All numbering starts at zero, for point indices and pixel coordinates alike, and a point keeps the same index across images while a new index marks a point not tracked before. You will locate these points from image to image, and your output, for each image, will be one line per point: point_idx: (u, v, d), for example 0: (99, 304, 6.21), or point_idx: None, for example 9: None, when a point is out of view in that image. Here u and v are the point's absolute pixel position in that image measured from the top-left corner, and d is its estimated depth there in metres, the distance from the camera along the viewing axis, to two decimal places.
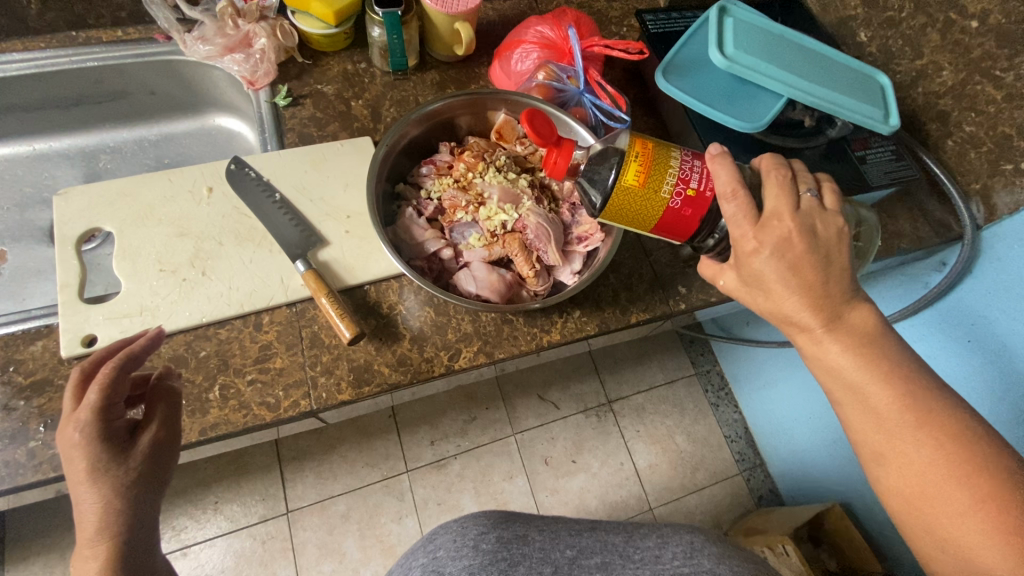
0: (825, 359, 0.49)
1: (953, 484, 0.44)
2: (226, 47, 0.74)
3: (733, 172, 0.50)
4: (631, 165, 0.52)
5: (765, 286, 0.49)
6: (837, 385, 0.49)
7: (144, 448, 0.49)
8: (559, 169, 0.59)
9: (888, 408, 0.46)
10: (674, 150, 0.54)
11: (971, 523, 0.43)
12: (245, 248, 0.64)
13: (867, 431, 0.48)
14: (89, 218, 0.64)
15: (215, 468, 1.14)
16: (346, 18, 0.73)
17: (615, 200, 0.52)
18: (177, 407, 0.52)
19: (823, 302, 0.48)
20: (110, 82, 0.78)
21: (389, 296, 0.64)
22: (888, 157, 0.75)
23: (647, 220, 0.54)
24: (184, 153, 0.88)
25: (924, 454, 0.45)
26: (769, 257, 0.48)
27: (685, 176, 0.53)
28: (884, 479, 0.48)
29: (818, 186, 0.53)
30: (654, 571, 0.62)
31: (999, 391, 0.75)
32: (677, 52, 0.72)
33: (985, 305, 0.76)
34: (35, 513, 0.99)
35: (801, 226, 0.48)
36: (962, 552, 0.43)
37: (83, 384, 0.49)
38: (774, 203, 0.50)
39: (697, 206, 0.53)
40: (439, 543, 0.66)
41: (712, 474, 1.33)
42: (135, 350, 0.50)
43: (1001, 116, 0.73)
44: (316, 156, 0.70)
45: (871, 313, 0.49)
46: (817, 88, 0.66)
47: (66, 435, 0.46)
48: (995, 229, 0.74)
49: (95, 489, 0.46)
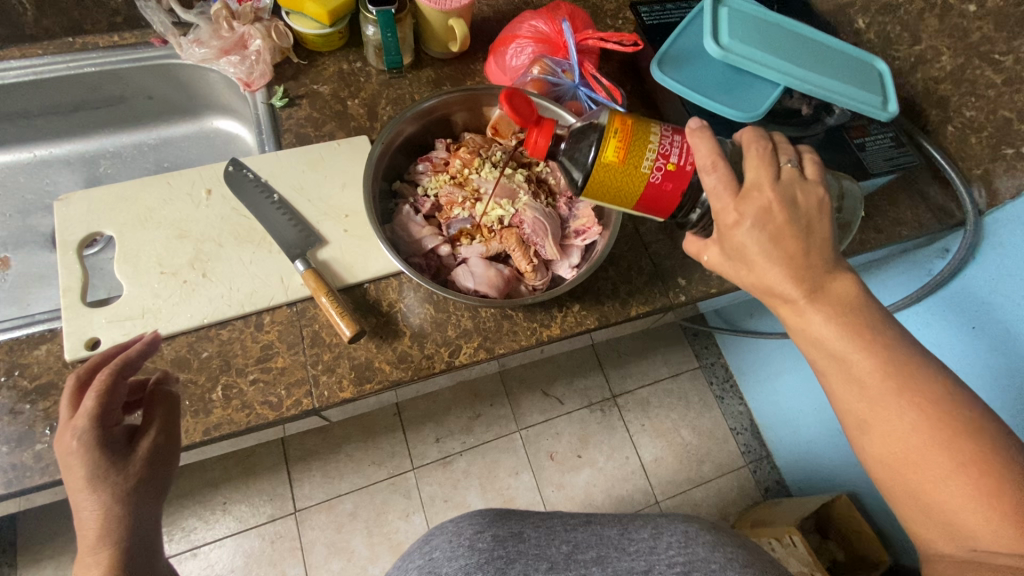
0: (808, 329, 0.48)
1: (936, 449, 0.44)
2: (222, 49, 0.74)
3: (712, 145, 0.49)
4: (609, 142, 0.51)
5: (748, 260, 0.48)
6: (820, 355, 0.49)
7: (143, 453, 0.49)
8: (540, 148, 0.57)
9: (870, 376, 0.46)
10: (654, 125, 0.53)
11: (954, 487, 0.43)
12: (244, 249, 0.65)
13: (851, 400, 0.47)
14: (89, 223, 0.65)
15: (223, 469, 1.15)
16: (341, 17, 0.73)
17: (596, 176, 0.52)
18: (176, 411, 0.53)
19: (804, 273, 0.47)
20: (109, 87, 0.79)
21: (389, 294, 0.64)
22: (887, 143, 0.75)
23: (628, 196, 0.53)
24: (183, 156, 0.88)
25: (907, 421, 0.45)
26: (751, 228, 0.47)
27: (665, 150, 0.52)
28: (869, 447, 0.47)
29: (799, 157, 0.52)
30: (649, 563, 0.62)
31: (1003, 377, 0.75)
32: (671, 43, 0.72)
33: (988, 292, 0.75)
34: (46, 516, 1.01)
35: (782, 197, 0.48)
36: (944, 515, 0.44)
37: (79, 391, 0.49)
38: (755, 173, 0.49)
39: (678, 180, 0.52)
40: (436, 544, 0.67)
41: (717, 467, 1.33)
42: (131, 356, 0.51)
43: (1001, 100, 0.72)
44: (313, 156, 0.70)
45: (853, 283, 0.48)
46: (814, 77, 0.66)
47: (63, 443, 0.47)
48: (997, 215, 0.73)
49: (95, 496, 0.46)
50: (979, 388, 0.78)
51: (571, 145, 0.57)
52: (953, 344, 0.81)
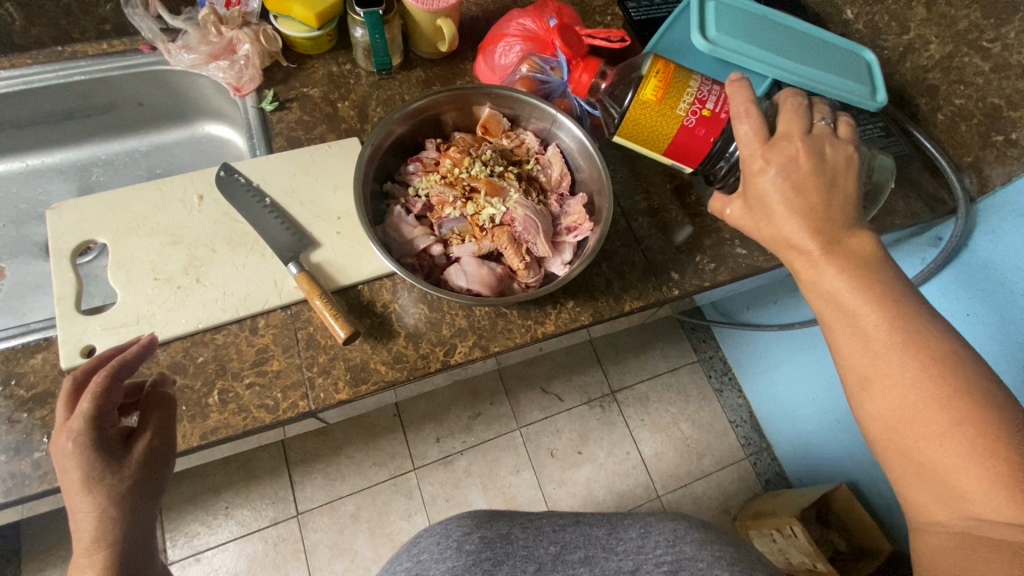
0: (820, 283, 0.51)
1: (933, 406, 0.44)
2: (211, 54, 0.74)
3: (748, 94, 0.55)
4: (651, 82, 0.60)
5: (769, 209, 0.52)
6: (829, 308, 0.50)
7: (138, 455, 0.49)
8: (582, 84, 0.67)
9: (877, 329, 0.47)
10: (694, 74, 0.62)
11: (949, 445, 0.43)
12: (238, 253, 0.65)
13: (853, 354, 0.48)
14: (82, 231, 0.65)
15: (225, 474, 1.15)
16: (329, 19, 0.73)
17: (635, 113, 0.62)
18: (172, 414, 0.53)
19: (822, 227, 0.51)
20: (100, 95, 0.79)
21: (383, 295, 0.65)
22: (877, 133, 0.78)
23: (661, 135, 0.63)
24: (176, 162, 0.88)
25: (907, 376, 0.45)
26: (775, 175, 0.52)
27: (702, 96, 0.61)
28: (868, 406, 0.48)
29: (834, 119, 0.57)
30: (636, 562, 0.63)
31: (1002, 363, 0.74)
32: (660, 39, 0.71)
33: (984, 278, 0.75)
34: (48, 526, 1.01)
35: (809, 148, 0.53)
36: (938, 473, 0.44)
37: (74, 395, 0.49)
38: (787, 126, 0.55)
39: (709, 126, 0.62)
40: (423, 547, 0.68)
41: (717, 460, 1.34)
42: (128, 358, 0.52)
43: (990, 87, 0.73)
44: (304, 160, 0.71)
45: (871, 241, 0.51)
46: (803, 68, 0.66)
47: (58, 444, 0.47)
48: (988, 202, 0.74)
49: (90, 498, 0.47)
50: None
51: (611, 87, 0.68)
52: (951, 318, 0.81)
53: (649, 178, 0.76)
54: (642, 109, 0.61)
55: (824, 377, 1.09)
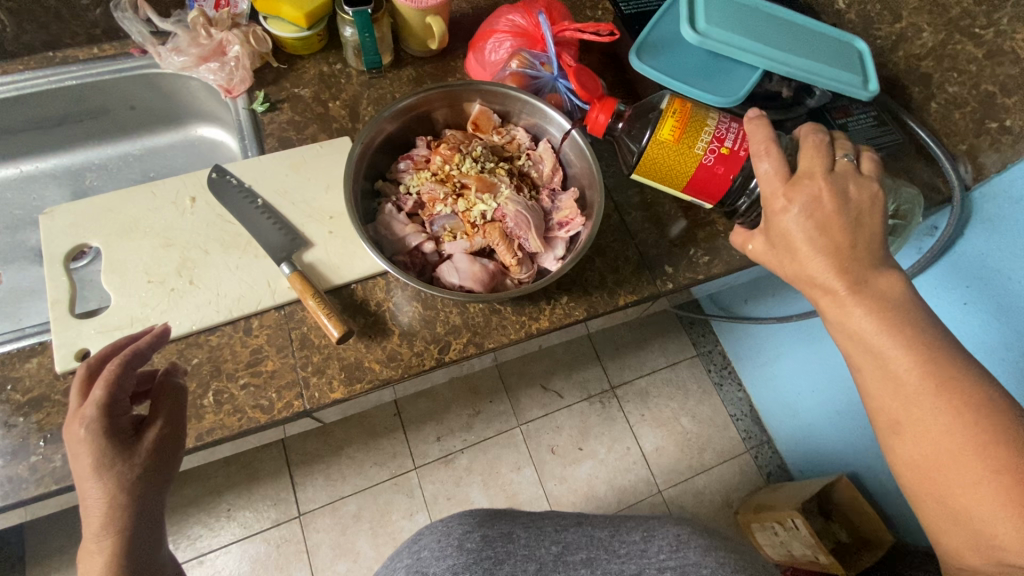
0: (848, 323, 0.50)
1: (970, 454, 0.44)
2: (201, 56, 0.74)
3: (767, 133, 0.55)
4: (668, 122, 0.60)
5: (792, 248, 0.52)
6: (857, 349, 0.50)
7: (149, 444, 0.49)
8: (598, 125, 0.64)
9: (908, 373, 0.47)
10: (712, 113, 0.61)
11: (984, 494, 0.43)
12: (230, 255, 0.65)
13: (884, 398, 0.48)
14: (75, 235, 0.65)
15: (226, 476, 1.15)
16: (319, 19, 0.73)
17: (652, 153, 0.61)
18: (183, 402, 0.53)
19: (848, 265, 0.50)
20: (92, 100, 0.79)
21: (376, 294, 0.65)
22: (870, 123, 0.76)
23: (680, 173, 0.62)
24: (169, 165, 0.88)
25: (940, 424, 0.45)
26: (798, 214, 0.52)
27: (720, 135, 0.60)
28: (899, 450, 0.48)
29: (858, 155, 0.57)
30: (640, 565, 0.62)
31: (1001, 352, 0.75)
32: (650, 31, 0.71)
33: (981, 266, 0.75)
34: (50, 532, 1.01)
35: (833, 186, 0.52)
36: (973, 523, 0.43)
37: (88, 381, 0.50)
38: (808, 164, 0.54)
39: (729, 163, 0.60)
40: (424, 544, 0.68)
41: (719, 454, 1.34)
42: (141, 346, 0.51)
43: (983, 74, 0.74)
44: (295, 160, 0.71)
45: (900, 280, 0.50)
46: (794, 58, 0.66)
47: (72, 431, 0.47)
48: (984, 189, 0.73)
49: (101, 484, 0.47)
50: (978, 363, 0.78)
51: (628, 126, 0.66)
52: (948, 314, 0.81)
53: None
54: (659, 149, 0.60)
55: (824, 369, 1.09)
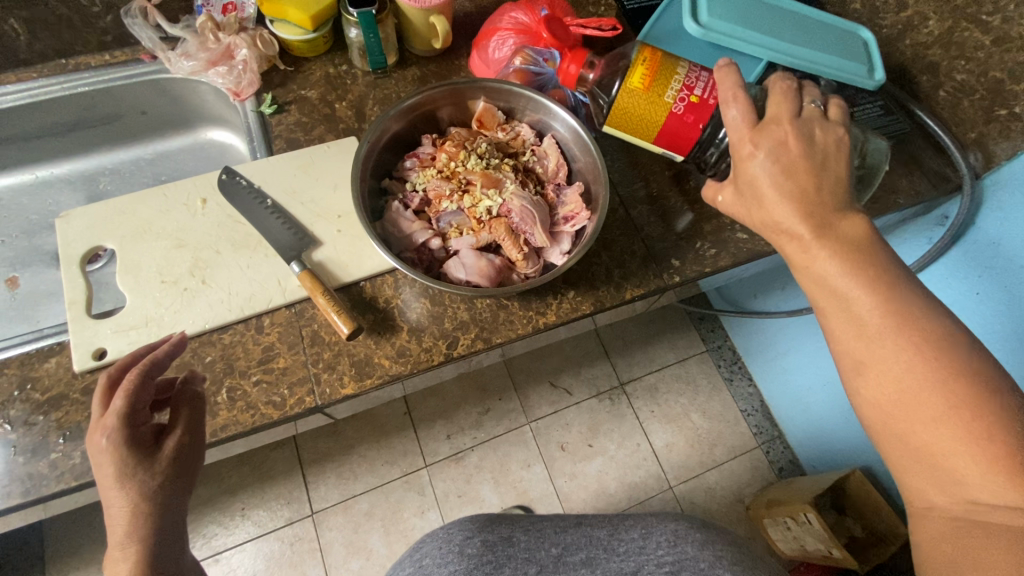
0: (814, 267, 0.49)
1: (929, 390, 0.43)
2: (210, 60, 0.75)
3: (737, 79, 0.54)
4: (638, 70, 0.60)
5: (759, 194, 0.51)
6: (823, 293, 0.49)
7: (168, 452, 0.50)
8: (569, 76, 0.66)
9: (870, 314, 0.46)
10: (682, 61, 0.62)
11: (945, 430, 0.42)
12: (241, 255, 0.66)
13: (847, 340, 0.47)
14: (90, 237, 0.66)
15: (240, 476, 1.17)
16: (324, 21, 0.74)
17: (624, 102, 0.61)
18: (200, 411, 0.54)
19: (813, 210, 0.49)
20: (104, 106, 0.81)
21: (385, 291, 0.65)
22: (877, 112, 0.77)
23: (649, 124, 0.62)
24: (180, 168, 0.90)
25: (902, 361, 0.44)
26: (764, 159, 0.50)
27: (690, 83, 0.61)
28: (864, 389, 0.47)
29: (825, 102, 0.57)
30: (638, 563, 0.65)
31: (1010, 343, 0.74)
32: (653, 25, 0.72)
33: (992, 255, 0.75)
34: (67, 532, 1.03)
35: (799, 130, 0.52)
36: (933, 459, 0.43)
37: (109, 391, 0.51)
38: (777, 109, 0.53)
39: (698, 112, 0.61)
40: (425, 552, 0.68)
41: (730, 449, 1.33)
42: (159, 355, 0.52)
43: (991, 61, 0.74)
44: (304, 160, 0.72)
45: (862, 224, 0.49)
46: (798, 49, 0.66)
47: (94, 440, 0.48)
48: (995, 177, 0.72)
49: (122, 493, 0.48)
50: None
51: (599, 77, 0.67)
52: (958, 304, 0.81)
53: (647, 167, 0.76)
54: (628, 97, 0.61)
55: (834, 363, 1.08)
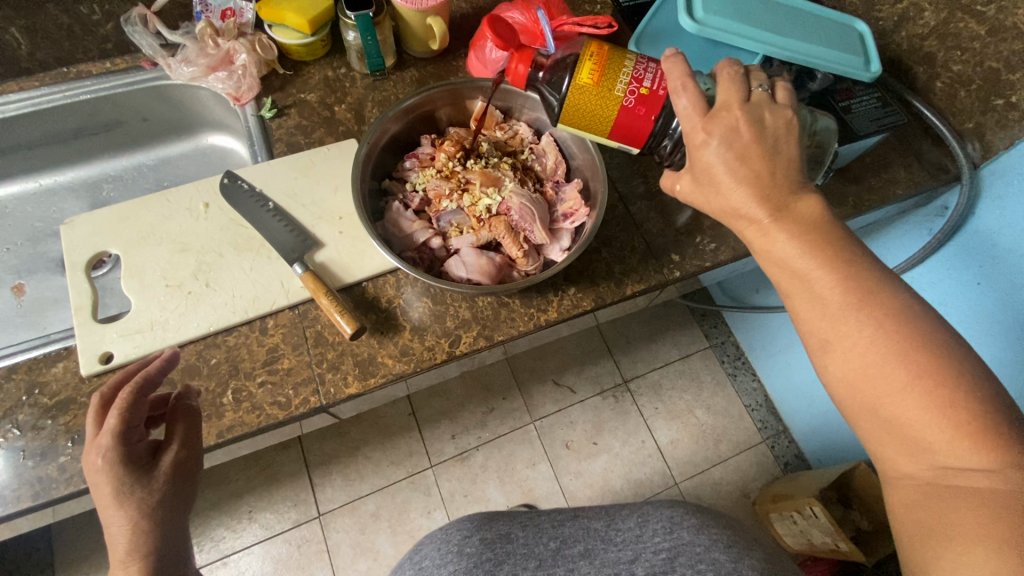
0: (773, 250, 0.49)
1: (892, 361, 0.44)
2: (209, 66, 0.76)
3: (685, 67, 0.52)
4: (586, 64, 0.57)
5: (715, 181, 0.50)
6: (783, 274, 0.49)
7: (166, 468, 0.51)
8: (518, 76, 0.62)
9: (831, 292, 0.47)
10: (630, 54, 0.58)
11: (911, 400, 0.43)
12: (244, 257, 0.67)
13: (813, 318, 0.48)
14: (94, 243, 0.67)
15: (246, 479, 1.17)
16: (322, 25, 0.75)
17: (573, 98, 0.57)
18: (197, 424, 0.54)
19: (769, 193, 0.48)
20: (105, 113, 0.81)
21: (387, 291, 0.66)
22: (874, 104, 0.73)
23: (602, 120, 0.58)
24: (182, 173, 0.91)
25: (865, 335, 0.45)
26: (718, 146, 0.49)
27: (639, 75, 0.57)
28: (831, 366, 0.47)
29: (772, 85, 0.53)
30: (635, 552, 0.65)
31: (1013, 332, 0.75)
32: (648, 23, 0.72)
33: (992, 246, 0.75)
34: (77, 539, 1.04)
35: (749, 116, 0.49)
36: (903, 428, 0.44)
37: (103, 410, 0.51)
38: (725, 97, 0.51)
39: (649, 104, 0.57)
40: (425, 553, 0.70)
41: (734, 445, 1.33)
42: (151, 372, 0.53)
43: (987, 51, 0.71)
44: (304, 163, 0.72)
45: (818, 202, 0.49)
46: (795, 43, 0.66)
47: (89, 460, 0.49)
48: (993, 167, 0.73)
49: (123, 511, 0.48)
50: (990, 347, 0.78)
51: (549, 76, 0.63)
52: (959, 296, 0.81)
53: (646, 163, 0.76)
54: (579, 93, 0.57)
55: None
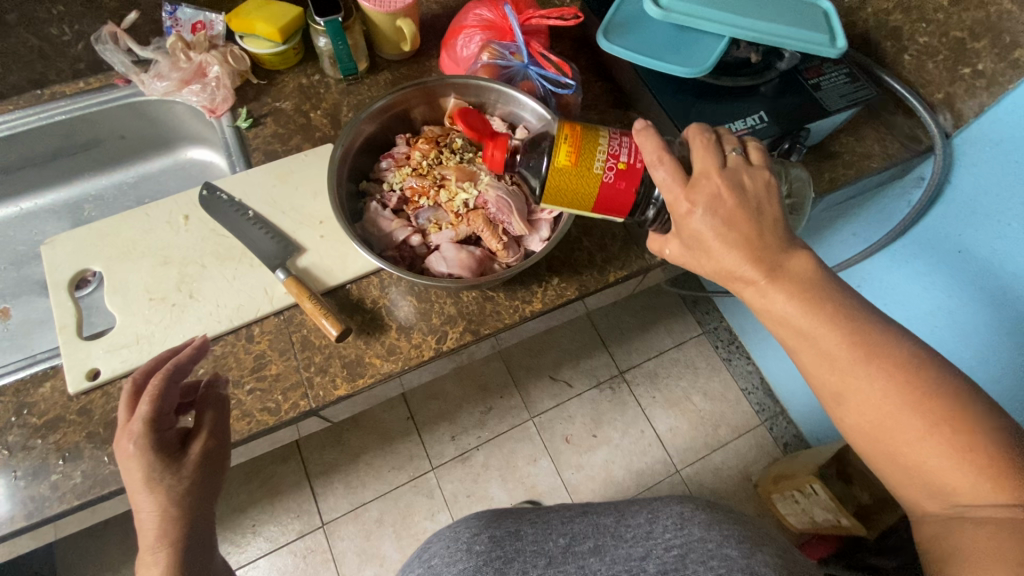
0: (773, 310, 0.49)
1: (907, 411, 0.45)
2: (183, 80, 0.76)
3: (657, 141, 0.52)
4: (561, 147, 0.54)
5: (705, 246, 0.50)
6: (786, 331, 0.50)
7: (195, 456, 0.51)
8: (496, 161, 0.63)
9: (838, 348, 0.47)
10: (602, 130, 0.56)
11: (930, 448, 0.44)
12: (226, 267, 0.67)
13: (821, 373, 0.48)
14: (76, 261, 0.67)
15: (248, 493, 1.17)
16: (293, 33, 0.75)
17: (554, 181, 0.55)
18: (223, 414, 0.55)
19: (762, 254, 0.48)
20: (82, 133, 0.81)
21: (372, 292, 0.66)
22: (843, 80, 0.74)
23: (584, 199, 0.55)
24: (163, 189, 0.91)
25: (877, 388, 0.46)
26: (704, 215, 0.49)
27: (615, 151, 0.55)
28: (847, 419, 0.48)
29: (744, 145, 0.54)
30: (647, 549, 0.64)
31: (996, 297, 0.76)
32: (614, 13, 0.72)
33: (969, 216, 0.76)
34: (81, 564, 1.04)
35: (729, 182, 0.50)
36: (927, 477, 0.45)
37: (135, 397, 0.52)
38: (702, 162, 0.51)
39: (629, 178, 0.55)
40: (434, 552, 0.70)
41: (734, 428, 1.34)
42: (183, 360, 0.53)
43: (950, 22, 0.72)
44: (282, 170, 0.73)
45: (810, 257, 0.49)
46: (759, 23, 0.66)
47: (121, 446, 0.48)
48: (965, 135, 0.74)
49: (152, 497, 0.48)
50: (977, 314, 0.79)
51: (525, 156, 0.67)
52: (943, 265, 0.82)
53: None
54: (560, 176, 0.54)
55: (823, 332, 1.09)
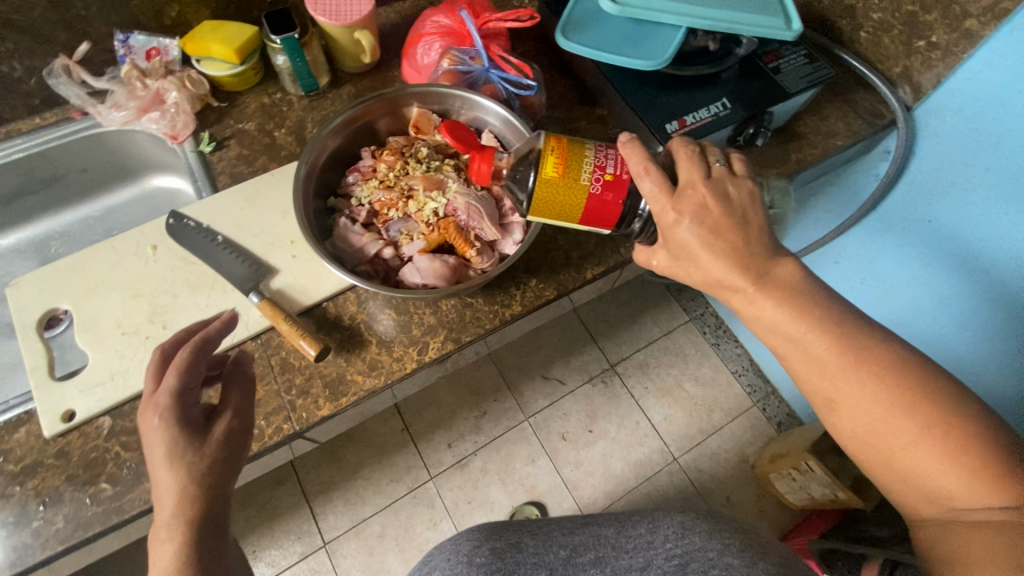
0: (761, 317, 0.50)
1: (899, 416, 0.46)
2: (141, 108, 0.75)
3: (642, 152, 0.52)
4: (548, 159, 0.54)
5: (694, 256, 0.50)
6: (777, 338, 0.50)
7: (218, 435, 0.49)
8: (484, 173, 0.60)
9: (828, 353, 0.48)
10: (588, 142, 0.56)
11: (924, 451, 0.45)
12: (199, 295, 0.66)
13: (813, 378, 0.49)
14: (44, 301, 0.66)
15: (247, 519, 1.16)
16: (250, 53, 0.74)
17: (541, 193, 0.54)
18: (249, 394, 0.53)
19: (749, 262, 0.49)
20: (42, 170, 0.80)
21: (350, 308, 0.66)
22: (802, 62, 0.75)
23: (572, 210, 0.55)
24: (131, 220, 0.89)
25: (868, 391, 0.47)
26: (690, 225, 0.49)
27: (601, 162, 0.55)
28: (840, 424, 0.49)
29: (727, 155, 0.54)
30: (647, 559, 0.64)
31: (967, 264, 0.76)
32: (572, 11, 0.72)
33: (936, 185, 0.77)
34: None
35: (714, 192, 0.50)
36: (922, 482, 0.46)
37: (163, 365, 0.51)
38: (686, 174, 0.51)
39: (616, 189, 0.55)
40: (435, 564, 0.70)
41: (728, 412, 1.35)
42: (213, 333, 0.52)
43: None
44: (249, 192, 0.72)
45: (796, 265, 0.50)
46: (714, 11, 0.66)
47: (146, 419, 0.47)
48: (925, 108, 0.75)
49: (173, 472, 0.46)
50: (953, 282, 0.80)
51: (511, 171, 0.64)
52: (915, 236, 0.83)
53: None
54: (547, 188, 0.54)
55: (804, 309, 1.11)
